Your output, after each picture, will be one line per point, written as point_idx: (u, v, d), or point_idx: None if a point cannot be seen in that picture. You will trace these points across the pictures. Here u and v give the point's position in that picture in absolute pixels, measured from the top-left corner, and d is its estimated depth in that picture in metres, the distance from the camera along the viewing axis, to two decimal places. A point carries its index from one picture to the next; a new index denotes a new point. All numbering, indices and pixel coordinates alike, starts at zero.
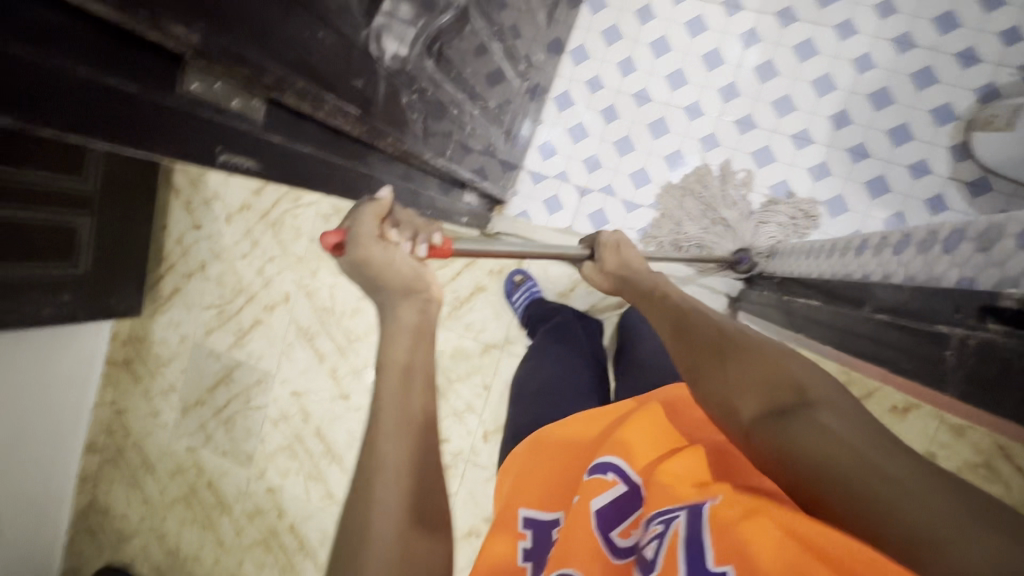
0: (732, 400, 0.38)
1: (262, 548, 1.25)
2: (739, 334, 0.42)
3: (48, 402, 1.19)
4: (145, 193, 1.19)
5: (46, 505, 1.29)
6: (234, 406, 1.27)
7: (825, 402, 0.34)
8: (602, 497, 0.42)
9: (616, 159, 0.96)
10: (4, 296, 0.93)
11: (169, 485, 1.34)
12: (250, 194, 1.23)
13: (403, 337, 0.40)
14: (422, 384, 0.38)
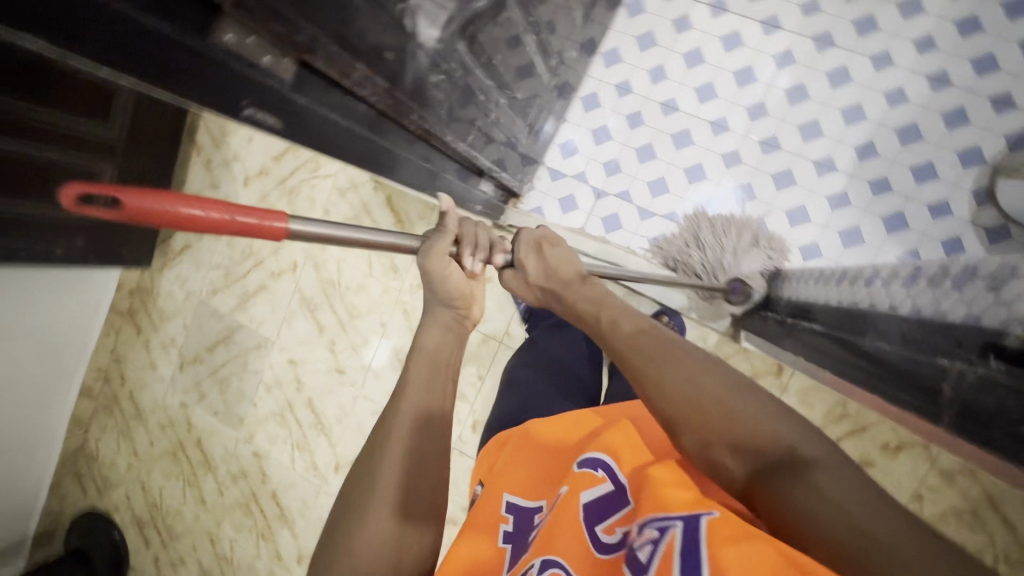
0: (713, 457, 0.37)
1: (243, 511, 1.27)
2: (713, 377, 0.40)
3: (51, 341, 1.21)
4: (163, 150, 1.20)
5: (35, 444, 1.31)
6: (231, 367, 1.28)
7: (817, 461, 0.34)
8: (590, 492, 0.42)
9: (635, 165, 0.96)
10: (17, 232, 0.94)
11: (159, 438, 1.35)
12: (270, 159, 1.23)
13: (436, 330, 0.51)
14: (446, 373, 0.49)
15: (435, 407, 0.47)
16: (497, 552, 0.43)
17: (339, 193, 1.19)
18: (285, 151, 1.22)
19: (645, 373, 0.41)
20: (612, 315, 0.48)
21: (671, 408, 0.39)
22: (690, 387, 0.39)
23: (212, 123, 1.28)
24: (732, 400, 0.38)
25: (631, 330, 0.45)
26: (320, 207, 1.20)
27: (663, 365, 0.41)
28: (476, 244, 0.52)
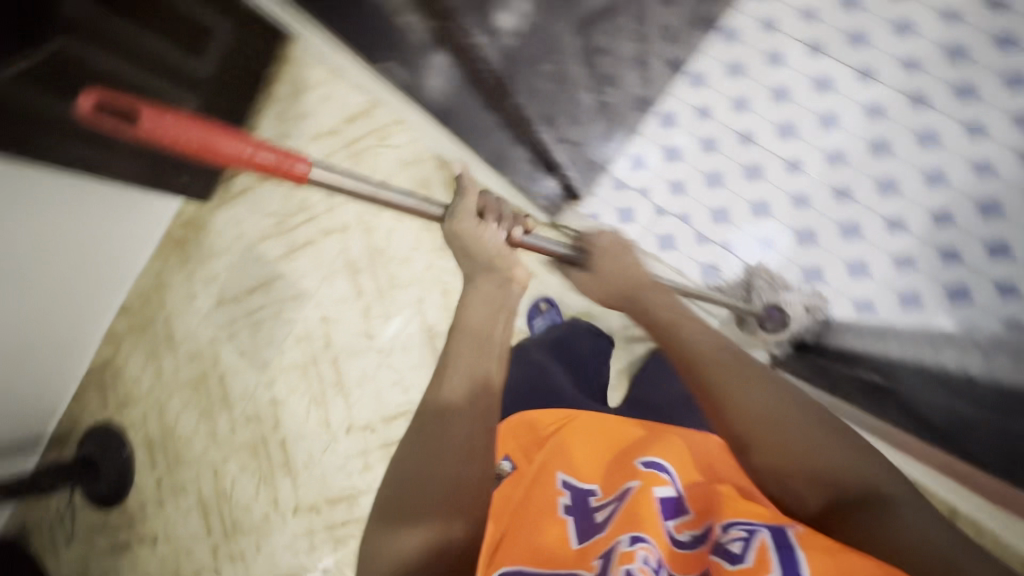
0: (796, 480, 0.51)
1: (250, 452, 1.30)
2: (784, 403, 0.52)
3: (104, 250, 1.27)
4: (236, 87, 1.23)
5: (66, 342, 1.37)
6: (266, 313, 1.31)
7: (896, 496, 0.48)
8: (664, 491, 0.59)
9: (701, 190, 0.96)
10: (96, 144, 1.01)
11: (185, 366, 1.39)
12: (341, 120, 1.25)
13: (481, 298, 0.65)
14: (493, 351, 0.62)
15: (459, 400, 0.58)
16: (561, 521, 0.60)
17: (402, 166, 1.21)
18: (358, 114, 1.23)
19: (737, 403, 0.52)
20: (688, 330, 0.59)
21: (762, 440, 0.51)
22: (779, 424, 0.51)
23: (292, 75, 1.30)
24: (810, 434, 0.51)
25: (721, 351, 0.56)
26: (381, 175, 1.22)
27: (753, 395, 0.52)
28: (500, 214, 0.73)
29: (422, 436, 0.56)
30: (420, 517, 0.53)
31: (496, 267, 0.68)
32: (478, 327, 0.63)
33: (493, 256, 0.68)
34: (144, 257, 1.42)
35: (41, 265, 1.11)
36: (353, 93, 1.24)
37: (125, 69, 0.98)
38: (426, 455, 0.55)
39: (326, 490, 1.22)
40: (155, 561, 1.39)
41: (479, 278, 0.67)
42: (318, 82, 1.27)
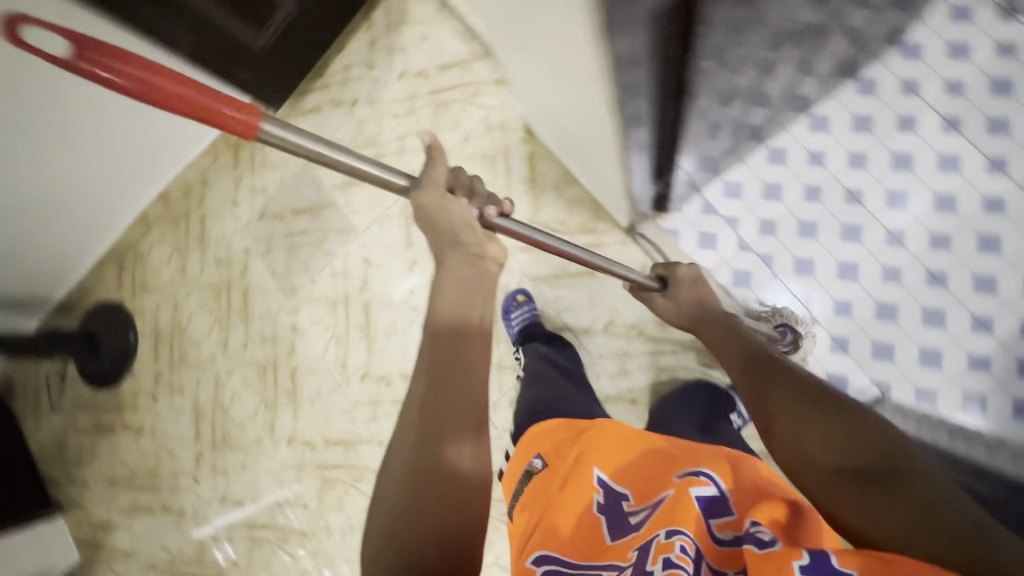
0: (809, 455, 0.50)
1: (257, 371, 1.27)
2: (818, 392, 0.54)
3: (142, 134, 1.23)
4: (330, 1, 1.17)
5: (93, 211, 1.32)
6: (307, 238, 1.26)
7: (910, 471, 0.44)
8: (700, 491, 0.62)
9: (791, 237, 0.92)
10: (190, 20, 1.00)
11: (211, 270, 1.35)
12: (435, 65, 1.19)
13: (451, 280, 0.56)
14: (479, 302, 0.57)
15: (449, 377, 0.51)
16: (592, 514, 0.67)
17: (485, 128, 1.16)
18: (453, 64, 1.18)
19: (754, 393, 0.60)
20: (741, 345, 0.68)
21: (774, 422, 0.55)
22: (784, 407, 0.55)
23: (395, 5, 1.24)
24: (821, 415, 0.51)
25: (746, 359, 0.65)
26: (462, 131, 1.16)
27: (759, 384, 0.60)
28: (472, 193, 0.62)
29: (413, 416, 0.50)
30: (408, 531, 0.45)
31: (463, 243, 0.58)
32: (447, 316, 0.54)
33: (465, 238, 0.57)
34: (191, 152, 1.37)
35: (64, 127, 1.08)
36: (454, 42, 1.18)
37: None
38: (415, 440, 0.48)
39: (326, 430, 1.20)
40: (135, 451, 1.37)
41: (447, 256, 0.57)
42: (420, 20, 1.21)
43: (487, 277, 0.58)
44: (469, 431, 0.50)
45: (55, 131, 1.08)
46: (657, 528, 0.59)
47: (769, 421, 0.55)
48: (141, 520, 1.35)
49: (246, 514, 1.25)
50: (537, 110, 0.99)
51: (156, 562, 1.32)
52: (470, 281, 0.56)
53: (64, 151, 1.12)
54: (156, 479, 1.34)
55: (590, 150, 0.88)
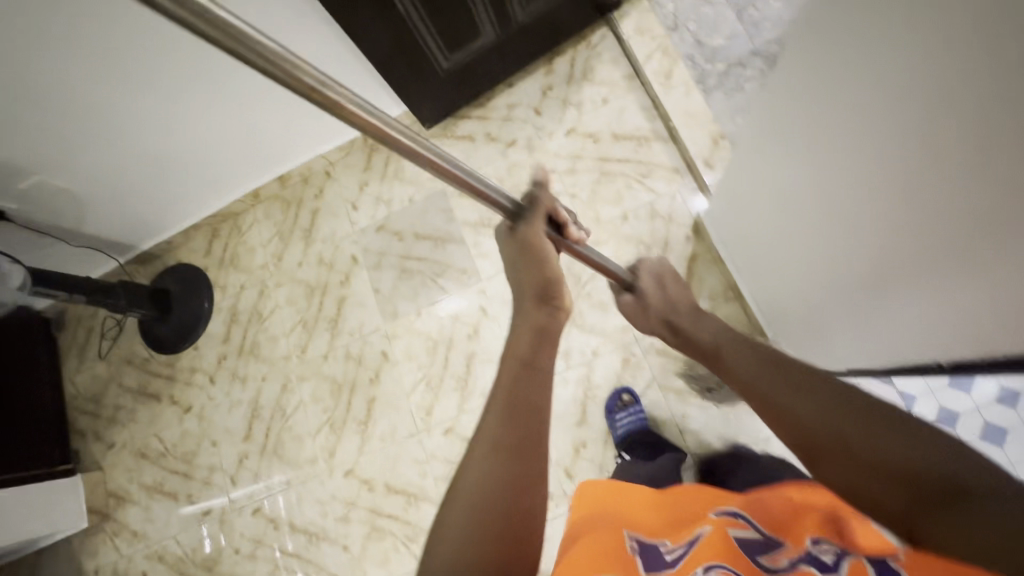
0: (856, 485, 0.39)
1: (332, 387, 1.19)
2: (836, 391, 0.43)
3: (282, 114, 1.17)
4: (523, 37, 1.11)
5: (207, 176, 1.26)
6: (423, 267, 1.19)
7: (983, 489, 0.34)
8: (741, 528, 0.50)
9: (972, 436, 0.86)
10: (392, 24, 0.94)
11: (310, 267, 1.27)
12: (609, 131, 1.13)
13: (526, 327, 0.61)
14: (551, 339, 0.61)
15: (529, 404, 0.53)
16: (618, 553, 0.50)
17: (647, 213, 1.09)
18: (630, 137, 1.12)
19: (763, 405, 0.47)
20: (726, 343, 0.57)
21: (807, 444, 0.42)
22: (804, 423, 0.43)
23: (582, 58, 1.18)
24: (853, 428, 0.40)
25: (749, 363, 0.51)
26: (622, 209, 1.10)
27: (768, 390, 0.47)
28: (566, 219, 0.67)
29: (500, 444, 0.49)
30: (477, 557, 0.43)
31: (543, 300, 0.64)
32: (525, 353, 0.58)
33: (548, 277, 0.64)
34: (326, 146, 1.29)
35: (206, 89, 1.05)
36: (637, 115, 1.12)
37: None
38: (486, 475, 0.47)
39: (391, 474, 1.11)
40: (177, 430, 1.29)
41: (527, 306, 0.63)
42: (603, 81, 1.16)
43: (555, 323, 0.64)
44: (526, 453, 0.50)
45: (193, 82, 1.02)
46: (694, 564, 0.46)
47: (801, 443, 0.43)
48: (161, 506, 1.26)
49: (278, 536, 1.16)
50: (756, 140, 0.77)
51: (164, 556, 1.22)
52: (542, 331, 0.61)
53: (176, 102, 1.05)
54: (191, 467, 1.26)
55: (816, 234, 0.72)
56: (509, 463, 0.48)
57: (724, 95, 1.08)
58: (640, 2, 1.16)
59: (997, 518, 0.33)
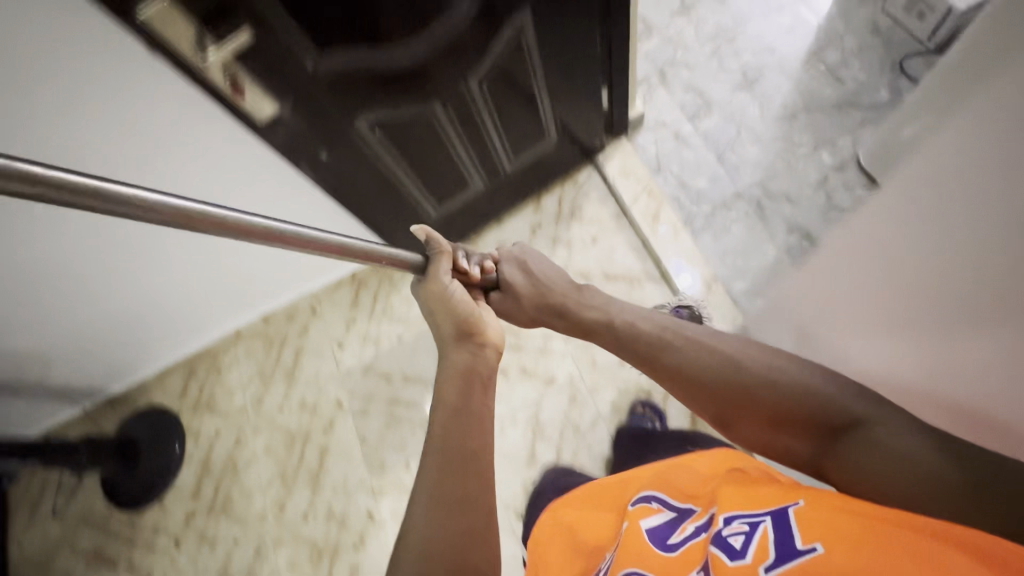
0: (774, 439, 0.59)
1: (311, 553, 1.08)
2: (741, 368, 0.61)
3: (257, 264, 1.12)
4: (512, 183, 1.13)
5: (186, 319, 1.20)
6: (413, 413, 1.14)
7: (873, 421, 0.53)
8: (648, 520, 0.56)
9: None
10: (380, 187, 0.93)
11: (291, 412, 1.20)
12: (600, 272, 1.12)
13: (459, 372, 0.59)
14: (493, 363, 0.62)
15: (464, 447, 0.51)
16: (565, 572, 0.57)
17: None
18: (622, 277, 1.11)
19: (683, 375, 0.64)
20: (644, 329, 0.71)
21: (733, 403, 0.61)
22: (731, 386, 0.61)
23: (569, 197, 1.20)
24: (763, 398, 0.59)
25: (655, 334, 0.69)
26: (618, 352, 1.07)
27: (687, 360, 0.65)
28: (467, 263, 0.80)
29: (454, 468, 0.49)
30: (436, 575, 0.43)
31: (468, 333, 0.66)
32: (456, 399, 0.55)
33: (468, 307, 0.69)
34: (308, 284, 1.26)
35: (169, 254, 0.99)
36: (627, 255, 1.12)
37: (455, 136, 0.92)
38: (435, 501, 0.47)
39: None
40: None
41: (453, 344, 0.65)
42: (591, 220, 1.16)
43: (484, 363, 0.63)
44: (479, 472, 0.50)
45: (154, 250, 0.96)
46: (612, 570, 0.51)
47: (727, 412, 0.62)
48: None
49: None
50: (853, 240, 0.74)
51: None
52: (467, 371, 0.60)
53: (163, 263, 1.00)
54: None
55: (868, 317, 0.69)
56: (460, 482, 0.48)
57: (712, 237, 1.10)
58: (623, 145, 1.20)
59: (873, 446, 0.52)
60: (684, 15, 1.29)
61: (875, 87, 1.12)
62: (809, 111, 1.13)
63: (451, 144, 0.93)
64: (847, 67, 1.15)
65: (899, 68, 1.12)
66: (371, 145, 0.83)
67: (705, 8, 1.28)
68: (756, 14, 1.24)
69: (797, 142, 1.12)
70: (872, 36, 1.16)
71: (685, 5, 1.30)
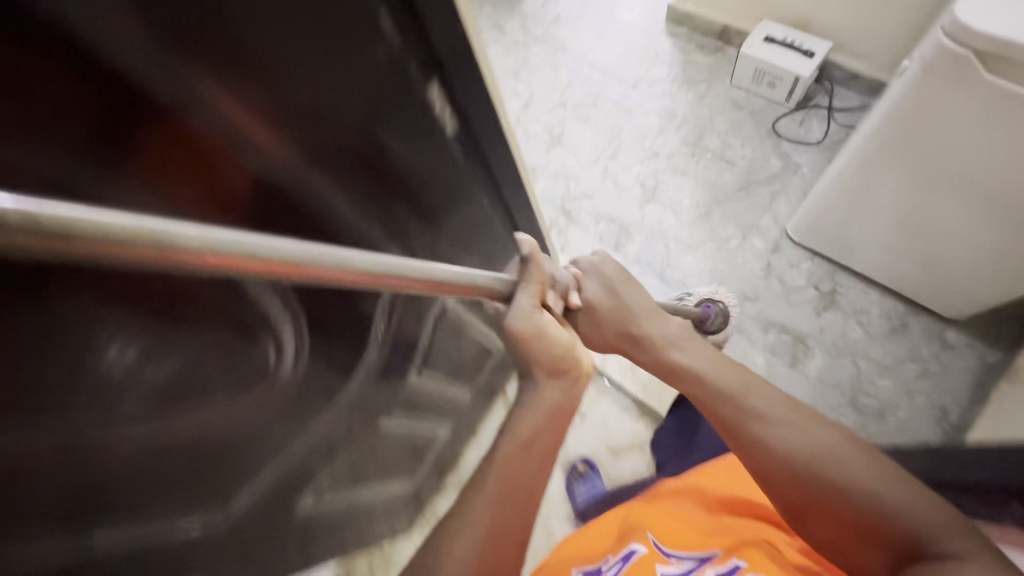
0: (833, 541, 0.45)
1: None
2: (828, 450, 0.47)
3: None
4: (476, 404, 1.01)
5: None
6: None
7: (956, 547, 0.40)
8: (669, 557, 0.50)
9: None
10: (345, 525, 0.71)
11: None
12: (605, 448, 1.01)
13: (536, 417, 0.52)
14: (568, 417, 0.54)
15: (519, 486, 0.49)
16: None
17: None
18: (629, 446, 1.01)
19: (771, 455, 0.49)
20: (691, 391, 0.56)
21: (806, 491, 0.46)
22: (823, 471, 0.46)
23: None
24: (845, 487, 0.45)
25: (735, 383, 0.54)
26: None
27: (785, 437, 0.49)
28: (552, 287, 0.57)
29: (485, 527, 0.46)
30: None
31: (557, 370, 0.53)
32: (530, 434, 0.51)
33: (555, 358, 0.52)
34: None
35: None
36: (622, 418, 1.03)
37: (411, 421, 0.75)
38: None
39: None
40: None
41: (541, 379, 0.53)
42: None
43: (573, 400, 0.55)
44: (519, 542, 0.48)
45: None
46: None
47: (791, 504, 0.48)
48: None
49: None
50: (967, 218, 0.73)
51: None
52: (557, 414, 0.53)
53: None
54: None
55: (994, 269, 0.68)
56: (482, 551, 0.45)
57: None
58: None
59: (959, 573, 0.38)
60: (557, 146, 1.27)
61: (764, 158, 1.14)
62: (720, 203, 1.12)
63: (410, 430, 0.76)
64: (730, 148, 1.16)
65: (776, 134, 1.15)
66: (319, 512, 0.63)
67: (574, 132, 1.27)
68: (623, 123, 1.25)
69: (725, 236, 1.09)
70: (736, 111, 1.19)
71: (554, 135, 1.28)
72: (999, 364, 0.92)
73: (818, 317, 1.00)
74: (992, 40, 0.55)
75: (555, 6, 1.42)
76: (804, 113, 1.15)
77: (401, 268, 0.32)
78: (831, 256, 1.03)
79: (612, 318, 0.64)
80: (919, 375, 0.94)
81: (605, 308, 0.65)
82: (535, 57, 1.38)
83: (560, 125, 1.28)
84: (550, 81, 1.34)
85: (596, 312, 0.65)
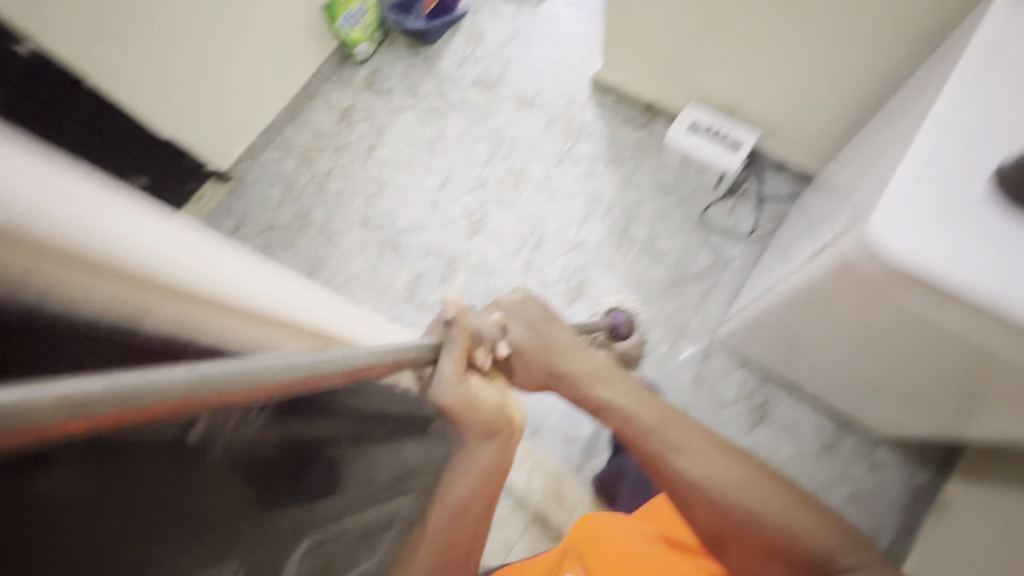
0: (749, 562, 0.53)
1: None
2: (740, 479, 0.53)
3: None
4: None
5: None
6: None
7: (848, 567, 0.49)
8: None
9: None
10: None
11: None
12: None
13: (471, 478, 0.54)
14: (501, 475, 0.55)
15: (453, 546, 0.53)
16: None
17: None
18: None
19: (690, 484, 0.53)
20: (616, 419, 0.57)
21: (724, 520, 0.52)
22: (734, 500, 0.52)
23: None
24: (761, 515, 0.51)
25: (655, 415, 0.56)
26: None
27: (699, 467, 0.53)
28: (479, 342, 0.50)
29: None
30: None
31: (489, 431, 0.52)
32: (465, 496, 0.53)
33: (487, 421, 0.50)
34: None
35: None
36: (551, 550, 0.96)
37: None
38: None
39: None
40: None
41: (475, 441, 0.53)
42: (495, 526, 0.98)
43: (508, 453, 0.55)
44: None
45: None
46: None
47: (711, 532, 0.54)
48: None
49: None
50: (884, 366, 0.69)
51: None
52: (492, 473, 0.54)
53: None
54: None
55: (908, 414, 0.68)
56: None
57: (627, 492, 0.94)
58: None
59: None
60: (478, 234, 1.16)
61: (693, 252, 1.07)
62: (650, 303, 1.05)
63: None
64: (659, 240, 1.08)
65: (705, 225, 1.08)
66: None
67: (495, 218, 1.17)
68: (548, 208, 1.15)
69: (653, 341, 1.02)
70: (665, 196, 1.11)
71: (474, 220, 1.17)
72: (928, 485, 0.89)
73: (749, 435, 0.95)
74: (898, 267, 0.48)
75: (473, 68, 1.30)
76: (733, 201, 1.08)
77: (347, 355, 0.31)
78: (760, 368, 0.97)
79: (538, 358, 0.59)
80: (850, 497, 0.90)
81: (526, 347, 0.59)
82: (452, 127, 1.26)
83: (481, 209, 1.18)
84: (469, 156, 1.22)
85: (521, 353, 0.59)
